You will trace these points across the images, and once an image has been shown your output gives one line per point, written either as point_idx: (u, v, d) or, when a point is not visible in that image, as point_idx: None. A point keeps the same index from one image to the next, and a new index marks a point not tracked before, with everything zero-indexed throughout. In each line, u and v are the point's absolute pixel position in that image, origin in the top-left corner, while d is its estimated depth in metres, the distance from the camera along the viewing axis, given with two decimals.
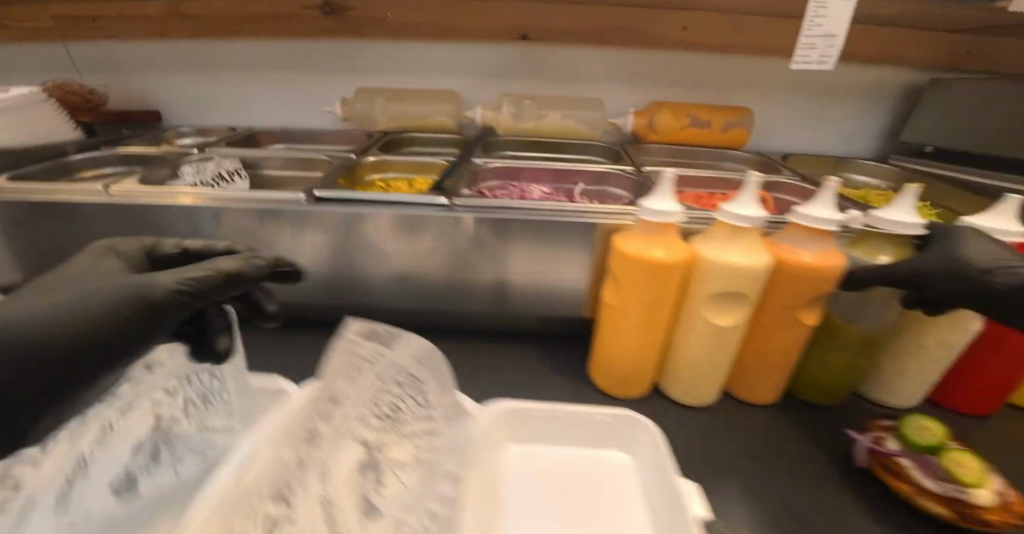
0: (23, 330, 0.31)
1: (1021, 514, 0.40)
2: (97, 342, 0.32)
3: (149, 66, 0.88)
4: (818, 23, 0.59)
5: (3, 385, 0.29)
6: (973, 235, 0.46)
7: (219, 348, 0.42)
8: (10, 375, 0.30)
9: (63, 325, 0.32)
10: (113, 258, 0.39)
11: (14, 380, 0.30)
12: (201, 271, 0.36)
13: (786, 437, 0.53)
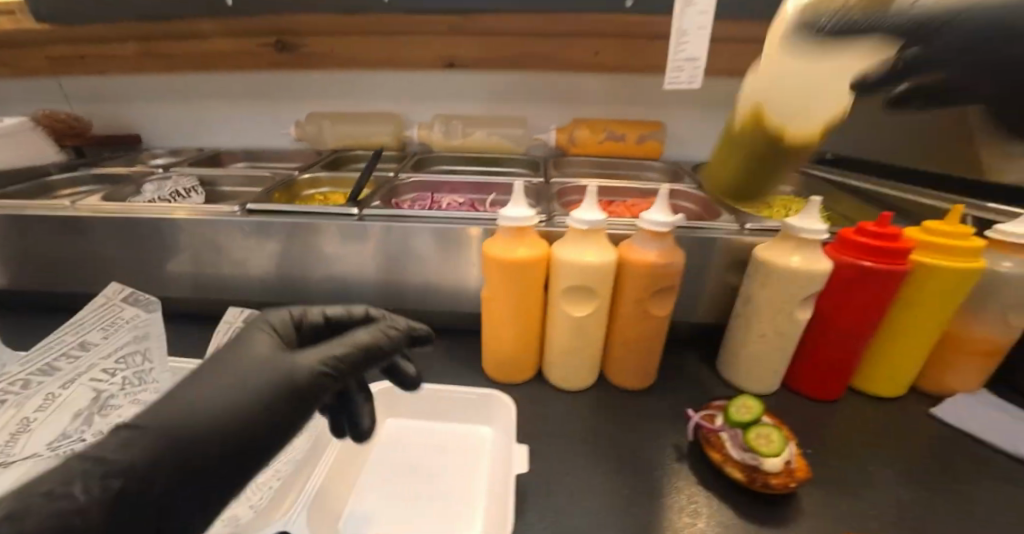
0: (220, 424, 0.31)
1: (799, 478, 0.47)
2: (252, 436, 0.32)
3: (128, 96, 1.01)
4: (682, 49, 0.68)
5: (174, 485, 0.29)
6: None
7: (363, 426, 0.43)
8: (179, 476, 0.29)
9: (251, 414, 0.32)
10: (270, 335, 0.38)
11: (183, 481, 0.29)
12: (346, 347, 0.38)
13: (641, 414, 0.60)
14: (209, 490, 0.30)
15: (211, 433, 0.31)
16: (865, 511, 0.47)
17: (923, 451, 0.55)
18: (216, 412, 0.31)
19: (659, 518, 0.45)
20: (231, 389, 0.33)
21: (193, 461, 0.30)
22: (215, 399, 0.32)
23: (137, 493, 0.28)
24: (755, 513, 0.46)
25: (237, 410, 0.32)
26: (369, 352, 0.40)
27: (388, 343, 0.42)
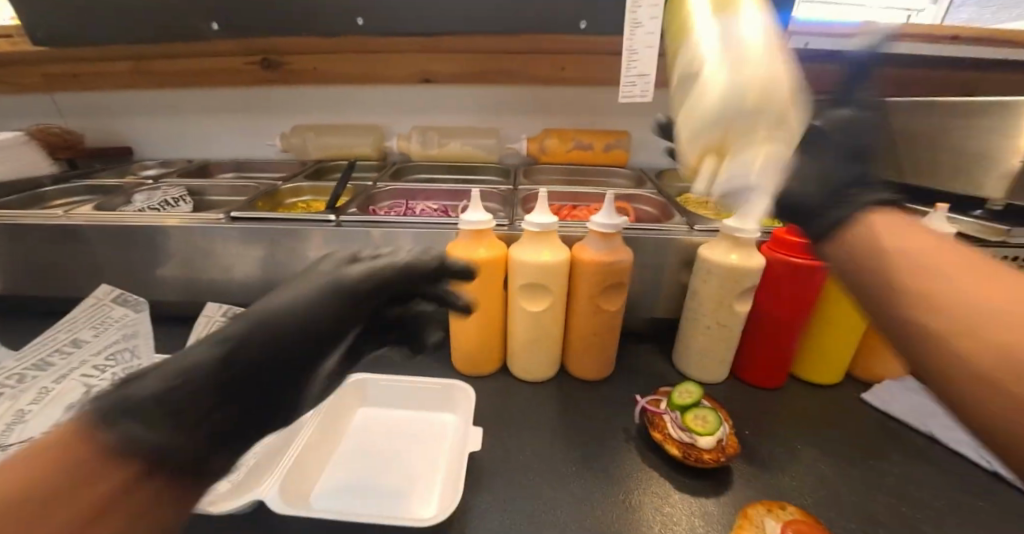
0: (301, 310, 0.34)
1: (730, 454, 0.52)
2: (327, 323, 0.36)
3: (121, 111, 1.06)
4: (634, 65, 0.74)
5: (271, 357, 0.32)
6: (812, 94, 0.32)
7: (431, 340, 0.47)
8: (272, 350, 0.32)
9: (328, 307, 0.36)
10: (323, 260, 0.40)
11: (278, 355, 0.32)
12: (387, 263, 0.41)
13: (597, 401, 0.65)
14: (293, 372, 0.33)
15: (285, 323, 0.33)
16: (789, 481, 0.52)
17: (850, 430, 0.60)
18: (283, 308, 0.34)
19: (602, 489, 0.50)
20: (295, 293, 0.35)
21: (277, 344, 0.32)
22: (284, 301, 0.34)
23: (235, 360, 0.30)
24: (690, 485, 0.51)
25: (311, 306, 0.35)
26: (409, 268, 0.42)
27: (430, 259, 0.43)
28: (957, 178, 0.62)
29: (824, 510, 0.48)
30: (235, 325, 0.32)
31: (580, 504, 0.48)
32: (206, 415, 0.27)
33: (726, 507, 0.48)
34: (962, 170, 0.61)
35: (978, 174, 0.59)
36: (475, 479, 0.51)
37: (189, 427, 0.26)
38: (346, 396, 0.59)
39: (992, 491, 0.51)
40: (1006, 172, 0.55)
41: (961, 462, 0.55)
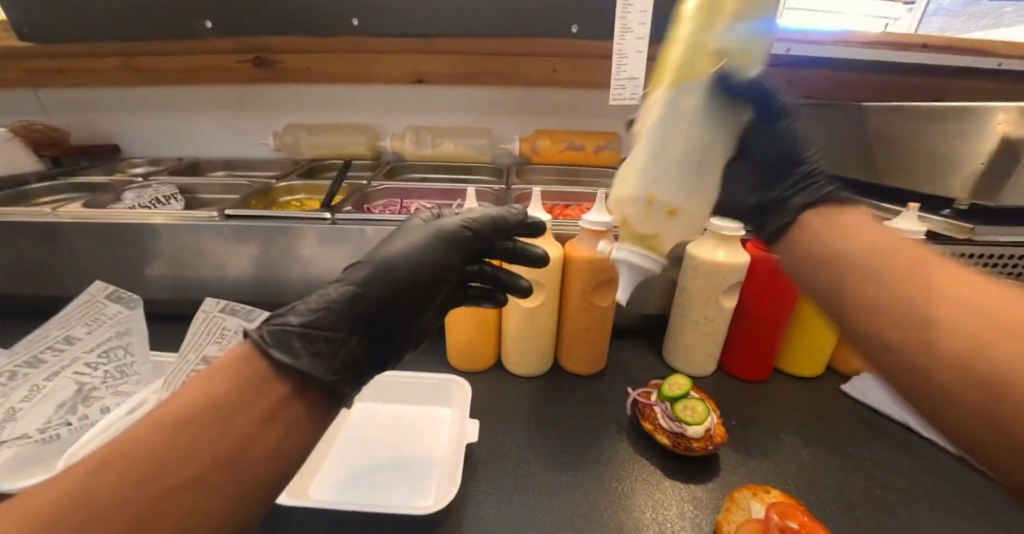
0: (405, 260, 0.39)
1: (718, 442, 0.54)
2: (426, 271, 0.39)
3: (107, 108, 1.04)
4: (625, 69, 0.75)
5: (388, 300, 0.37)
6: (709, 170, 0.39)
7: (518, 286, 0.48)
8: (390, 292, 0.37)
9: (427, 257, 0.40)
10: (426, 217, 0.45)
11: (393, 298, 0.37)
12: (474, 217, 0.44)
13: (590, 394, 0.67)
14: (405, 313, 0.38)
15: (395, 271, 0.38)
16: (772, 467, 0.54)
17: (830, 419, 0.63)
18: (395, 258, 0.38)
19: (595, 477, 0.52)
20: (404, 244, 0.40)
21: (392, 288, 0.37)
22: (393, 251, 0.39)
23: (366, 303, 0.36)
24: (680, 472, 0.53)
25: (413, 256, 0.39)
26: (492, 222, 0.45)
27: (509, 215, 0.47)
28: (925, 179, 0.65)
29: (805, 493, 0.51)
30: (358, 271, 0.37)
31: (574, 491, 0.50)
32: (343, 342, 0.33)
33: (713, 492, 0.50)
34: (929, 172, 0.64)
35: (944, 175, 0.62)
36: (471, 469, 0.52)
37: (331, 350, 0.32)
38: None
39: (959, 474, 0.55)
40: (969, 173, 0.59)
41: (931, 447, 0.58)
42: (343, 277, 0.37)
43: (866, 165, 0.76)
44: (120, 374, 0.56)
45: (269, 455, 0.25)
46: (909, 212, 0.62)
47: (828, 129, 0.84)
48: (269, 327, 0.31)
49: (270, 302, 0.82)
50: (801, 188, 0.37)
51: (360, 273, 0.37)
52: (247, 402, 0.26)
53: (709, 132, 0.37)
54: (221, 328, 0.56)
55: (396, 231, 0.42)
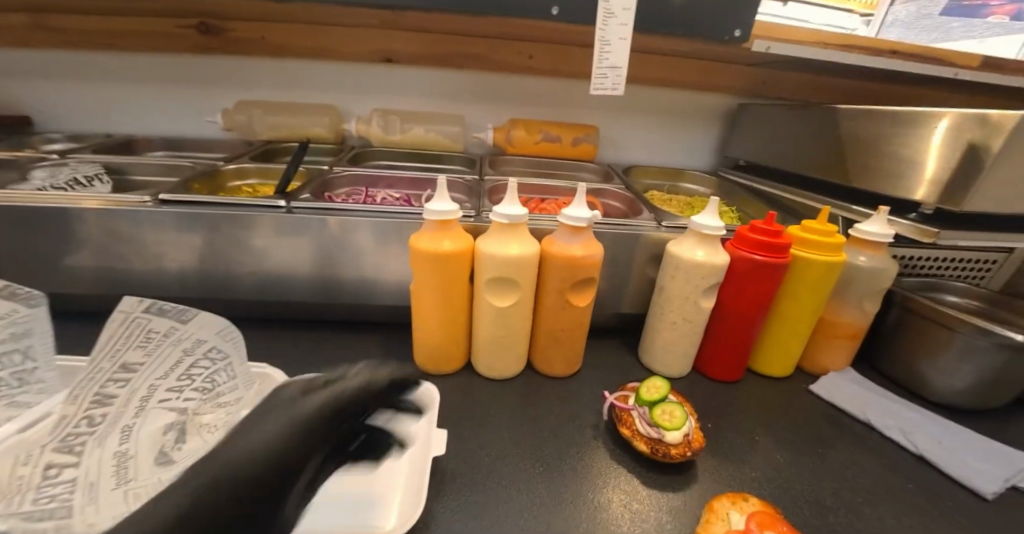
0: (269, 451, 0.37)
1: (695, 448, 0.52)
2: (285, 467, 0.37)
3: (17, 74, 0.91)
4: (606, 57, 0.71)
5: (240, 501, 0.34)
6: None
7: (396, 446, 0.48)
8: (248, 490, 0.35)
9: (289, 441, 0.38)
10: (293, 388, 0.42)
11: (251, 496, 0.35)
12: (351, 383, 0.45)
13: (563, 397, 0.64)
14: (267, 509, 0.35)
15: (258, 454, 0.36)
16: (744, 472, 0.53)
17: (799, 419, 0.63)
18: (265, 445, 0.37)
19: (567, 488, 0.49)
20: (267, 430, 0.38)
21: (265, 488, 0.36)
22: (245, 439, 0.37)
23: (210, 513, 0.32)
24: (656, 480, 0.51)
25: (273, 444, 0.37)
26: (369, 388, 0.46)
27: (382, 376, 0.48)
28: (890, 181, 0.66)
29: (776, 497, 0.50)
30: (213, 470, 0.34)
31: (545, 505, 0.47)
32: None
33: (688, 499, 0.49)
34: (895, 174, 0.65)
35: (910, 179, 0.63)
36: (436, 483, 0.48)
37: None
38: None
39: (920, 473, 0.55)
40: (933, 178, 0.60)
41: (892, 446, 0.59)
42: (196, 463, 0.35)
43: (834, 166, 0.77)
44: (13, 380, 0.48)
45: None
46: (877, 214, 0.63)
47: (801, 129, 0.84)
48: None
49: (216, 298, 0.75)
50: None
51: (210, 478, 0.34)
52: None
53: None
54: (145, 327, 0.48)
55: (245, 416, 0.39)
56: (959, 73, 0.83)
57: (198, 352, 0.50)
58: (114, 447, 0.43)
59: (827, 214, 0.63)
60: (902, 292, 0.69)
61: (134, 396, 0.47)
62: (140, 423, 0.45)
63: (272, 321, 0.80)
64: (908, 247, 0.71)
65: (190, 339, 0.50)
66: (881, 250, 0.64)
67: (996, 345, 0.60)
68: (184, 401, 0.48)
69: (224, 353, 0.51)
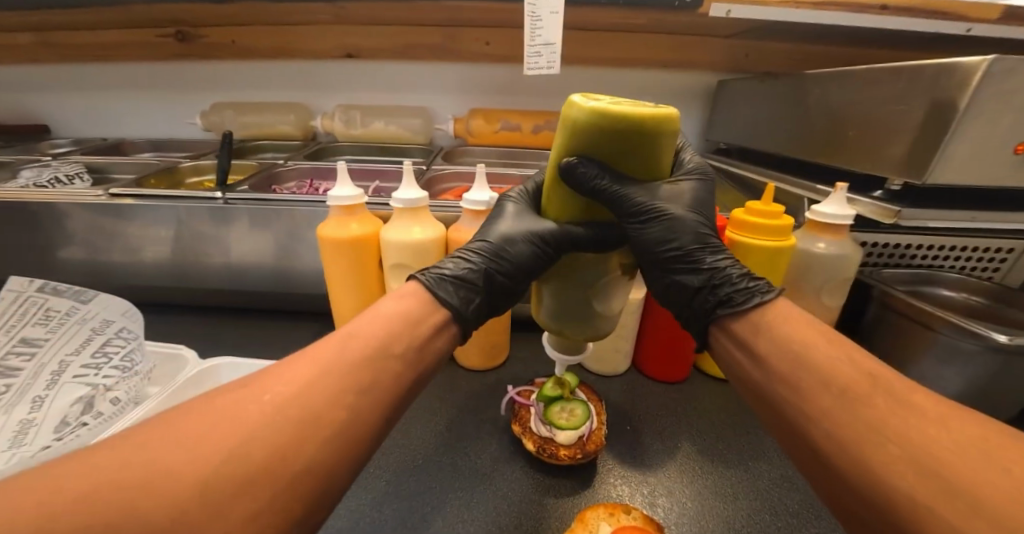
0: (521, 256, 0.41)
1: (589, 450, 0.48)
2: (540, 263, 0.41)
3: (51, 89, 1.07)
4: (539, 33, 0.67)
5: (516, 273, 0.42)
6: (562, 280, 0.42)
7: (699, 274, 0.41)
8: (519, 275, 0.42)
9: (542, 243, 0.41)
10: (530, 214, 0.45)
11: (524, 272, 0.42)
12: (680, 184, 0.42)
13: (475, 391, 0.61)
14: (516, 290, 0.44)
15: (506, 253, 0.42)
16: (646, 479, 0.48)
17: (738, 424, 0.56)
18: (523, 244, 0.41)
19: (441, 483, 0.47)
20: (526, 231, 0.42)
21: (523, 270, 0.42)
22: (504, 235, 0.43)
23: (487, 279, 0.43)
24: (539, 482, 0.47)
25: (534, 248, 0.41)
26: (696, 204, 0.42)
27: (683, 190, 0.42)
28: (854, 156, 0.56)
29: (673, 511, 0.44)
30: (475, 256, 0.43)
31: (406, 500, 0.45)
32: (469, 299, 0.41)
33: (566, 506, 0.44)
34: (857, 147, 0.55)
35: (872, 154, 0.53)
36: None
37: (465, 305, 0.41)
38: (200, 378, 0.59)
39: None
40: (896, 151, 0.49)
41: None
42: (449, 259, 0.43)
43: (802, 141, 0.67)
44: None
45: (359, 414, 0.30)
46: (835, 192, 0.52)
47: (771, 102, 0.75)
48: (430, 274, 0.41)
49: (170, 287, 0.80)
50: (716, 285, 0.40)
51: (482, 254, 0.43)
52: (392, 342, 0.34)
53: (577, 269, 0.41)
54: (44, 307, 0.55)
55: (498, 215, 0.46)
56: (973, 28, 0.70)
57: (98, 329, 0.56)
58: (21, 415, 0.49)
59: (772, 192, 0.53)
60: (881, 286, 0.57)
61: (37, 369, 0.52)
62: (51, 395, 0.51)
63: (225, 310, 0.84)
64: (891, 233, 0.60)
65: (96, 318, 0.56)
66: (842, 234, 0.53)
67: (986, 350, 0.47)
68: (99, 376, 0.53)
69: (133, 332, 0.57)
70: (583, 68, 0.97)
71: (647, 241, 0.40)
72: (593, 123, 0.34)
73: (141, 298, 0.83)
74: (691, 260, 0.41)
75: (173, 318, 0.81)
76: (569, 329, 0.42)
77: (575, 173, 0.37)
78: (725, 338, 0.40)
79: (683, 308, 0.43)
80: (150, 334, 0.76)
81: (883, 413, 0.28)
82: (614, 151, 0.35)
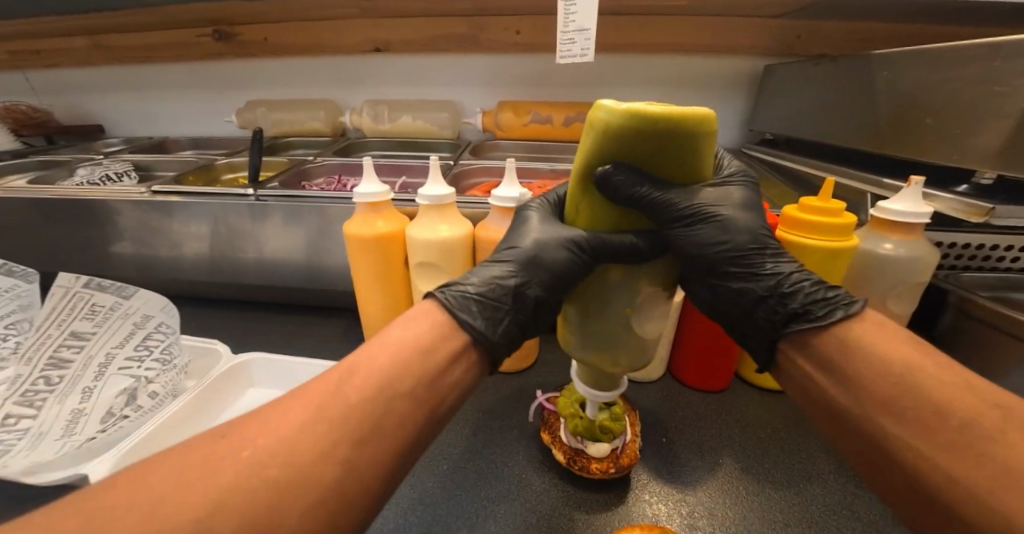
0: (555, 267, 0.37)
1: (624, 464, 0.45)
2: (578, 275, 0.37)
3: (101, 90, 1.13)
4: (572, 20, 0.64)
5: (552, 286, 0.38)
6: (603, 293, 0.37)
7: (762, 281, 0.37)
8: (555, 287, 0.38)
9: (581, 254, 0.37)
10: (558, 223, 0.42)
11: (559, 285, 0.38)
12: (729, 186, 0.39)
13: (503, 394, 0.59)
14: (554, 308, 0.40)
15: (539, 264, 0.38)
16: (685, 497, 0.44)
17: (787, 440, 0.51)
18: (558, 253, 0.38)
19: (466, 491, 0.45)
20: (557, 239, 0.38)
21: (560, 282, 0.38)
22: (535, 242, 0.39)
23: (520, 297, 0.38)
24: (573, 495, 0.44)
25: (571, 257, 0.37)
26: (747, 206, 0.39)
27: (733, 193, 0.39)
28: (931, 147, 0.50)
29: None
30: (503, 269, 0.39)
31: (431, 507, 0.44)
32: (498, 318, 0.37)
33: (596, 523, 0.42)
34: (934, 137, 0.49)
35: (954, 144, 0.47)
36: None
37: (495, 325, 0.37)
38: (232, 372, 0.60)
39: None
40: (987, 140, 0.43)
41: None
42: (473, 274, 0.39)
43: (865, 130, 0.60)
44: None
45: (361, 462, 0.27)
46: (909, 186, 0.46)
47: (826, 87, 0.69)
48: (452, 292, 0.38)
49: (205, 282, 0.82)
50: (780, 293, 0.37)
51: (510, 267, 0.39)
52: (397, 381, 0.31)
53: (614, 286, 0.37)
54: (89, 303, 0.57)
55: (521, 224, 0.43)
56: None
57: (139, 324, 0.57)
58: (73, 405, 0.50)
59: (831, 187, 0.48)
60: (960, 292, 0.51)
61: (86, 361, 0.54)
62: (98, 386, 0.53)
63: (258, 304, 0.86)
64: (971, 232, 0.53)
65: (137, 313, 0.58)
66: (913, 233, 0.47)
67: None
68: (142, 369, 0.55)
69: (171, 327, 0.58)
70: (617, 56, 0.93)
71: (698, 246, 0.37)
72: (629, 124, 0.31)
73: (182, 291, 0.86)
74: (748, 266, 0.38)
75: (211, 311, 0.84)
76: (601, 356, 0.39)
77: (611, 182, 0.34)
78: (797, 354, 0.36)
79: (744, 322, 0.39)
80: (189, 327, 0.79)
81: (1015, 447, 0.26)
82: (651, 152, 0.32)
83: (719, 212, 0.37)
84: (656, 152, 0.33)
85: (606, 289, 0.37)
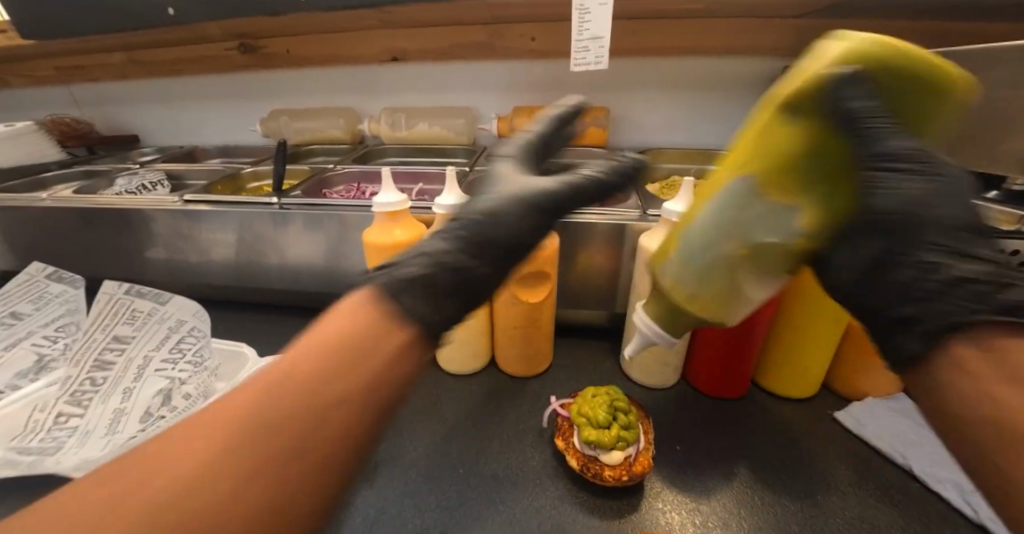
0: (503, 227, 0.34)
1: (636, 471, 0.45)
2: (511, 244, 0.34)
3: (137, 102, 1.18)
4: (586, 28, 0.64)
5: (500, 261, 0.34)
6: (726, 227, 0.33)
7: (979, 270, 0.26)
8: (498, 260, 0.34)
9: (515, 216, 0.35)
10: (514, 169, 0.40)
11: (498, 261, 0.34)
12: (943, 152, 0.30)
13: (517, 399, 0.60)
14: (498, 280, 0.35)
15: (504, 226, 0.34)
16: (698, 506, 0.44)
17: (805, 451, 0.51)
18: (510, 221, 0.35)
19: (482, 495, 0.46)
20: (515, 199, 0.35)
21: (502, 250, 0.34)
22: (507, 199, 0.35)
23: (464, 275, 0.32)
24: (587, 501, 0.45)
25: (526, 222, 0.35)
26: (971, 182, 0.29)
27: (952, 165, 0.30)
28: None
29: None
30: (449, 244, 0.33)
31: (448, 510, 0.45)
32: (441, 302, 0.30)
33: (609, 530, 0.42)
34: None
35: None
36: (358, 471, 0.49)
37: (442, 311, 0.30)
38: None
39: None
40: None
41: (935, 504, 0.44)
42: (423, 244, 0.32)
43: None
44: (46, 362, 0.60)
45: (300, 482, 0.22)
46: None
47: None
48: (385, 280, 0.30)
49: (232, 286, 0.86)
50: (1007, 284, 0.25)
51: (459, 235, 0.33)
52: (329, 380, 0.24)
53: (726, 218, 0.33)
54: (130, 309, 0.60)
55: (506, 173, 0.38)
56: None
57: (173, 329, 0.60)
58: (115, 405, 0.54)
59: None
60: None
61: (128, 364, 0.57)
62: (137, 387, 0.55)
63: (282, 308, 0.89)
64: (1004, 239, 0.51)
65: (172, 318, 0.61)
66: None
67: None
68: (176, 371, 0.58)
69: (203, 331, 0.61)
70: (633, 59, 0.92)
71: (903, 207, 0.28)
72: (865, 52, 0.28)
73: (211, 295, 0.90)
74: (961, 248, 0.27)
75: (238, 314, 0.87)
76: (684, 291, 0.37)
77: (838, 88, 0.27)
78: (956, 359, 0.25)
79: (904, 302, 0.28)
80: (218, 329, 0.83)
81: None
82: (895, 74, 0.28)
83: (949, 171, 0.28)
84: (902, 73, 0.27)
85: (724, 228, 0.33)
